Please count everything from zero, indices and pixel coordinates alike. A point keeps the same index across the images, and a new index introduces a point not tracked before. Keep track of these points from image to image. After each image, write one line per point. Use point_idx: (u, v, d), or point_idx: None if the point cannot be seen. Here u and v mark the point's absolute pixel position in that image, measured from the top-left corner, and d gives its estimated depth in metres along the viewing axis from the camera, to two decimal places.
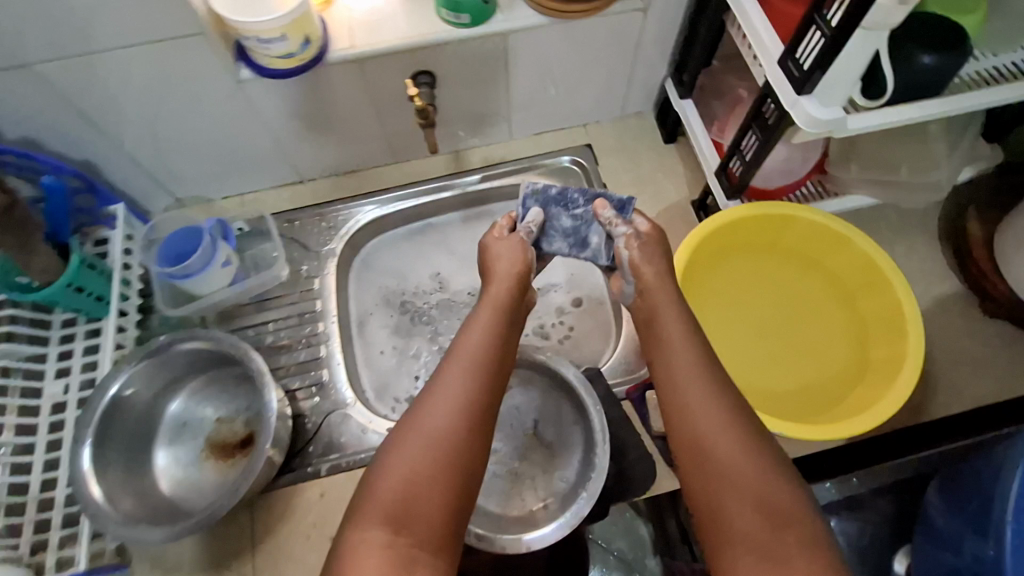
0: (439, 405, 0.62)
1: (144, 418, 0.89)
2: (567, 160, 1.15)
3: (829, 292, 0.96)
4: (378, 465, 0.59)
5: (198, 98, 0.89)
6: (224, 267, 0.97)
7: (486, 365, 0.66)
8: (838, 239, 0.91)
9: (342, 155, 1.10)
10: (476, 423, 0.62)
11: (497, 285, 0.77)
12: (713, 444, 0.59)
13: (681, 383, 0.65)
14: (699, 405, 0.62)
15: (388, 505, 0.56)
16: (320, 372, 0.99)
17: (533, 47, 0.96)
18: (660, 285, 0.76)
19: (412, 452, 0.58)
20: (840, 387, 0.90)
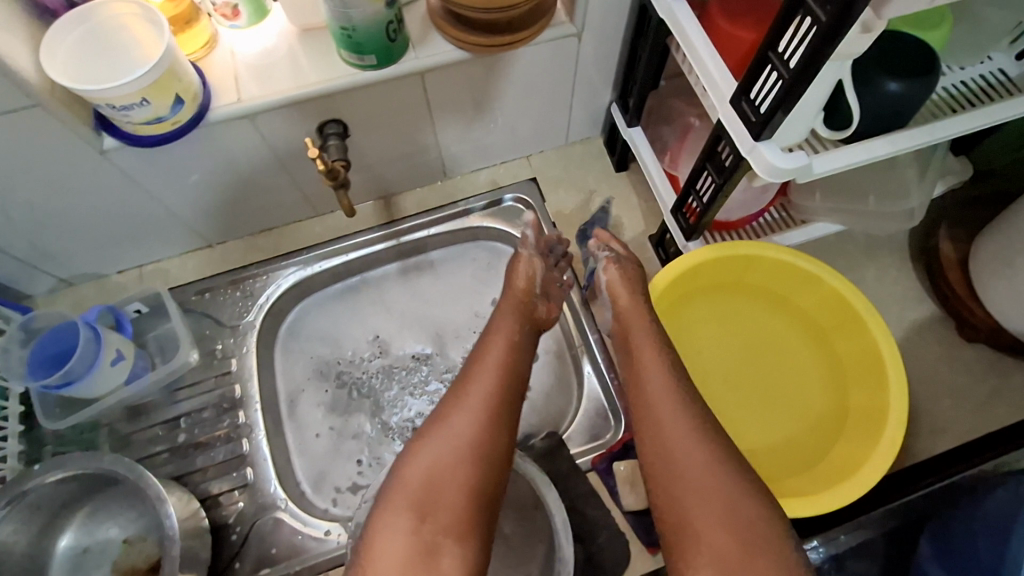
0: (459, 401, 0.65)
1: (27, 560, 0.75)
2: (509, 198, 1.03)
3: (800, 329, 0.88)
4: (401, 457, 0.63)
5: (59, 174, 0.75)
6: (114, 365, 0.83)
7: (504, 368, 0.69)
8: (805, 276, 0.83)
9: (254, 214, 0.97)
10: (496, 420, 0.65)
11: (515, 292, 0.80)
12: (694, 467, 0.59)
13: (659, 410, 0.64)
14: (679, 431, 0.62)
15: (413, 492, 0.60)
16: (245, 471, 0.87)
17: (457, 83, 0.84)
18: (637, 312, 0.76)
19: (434, 444, 0.62)
20: (821, 439, 0.82)
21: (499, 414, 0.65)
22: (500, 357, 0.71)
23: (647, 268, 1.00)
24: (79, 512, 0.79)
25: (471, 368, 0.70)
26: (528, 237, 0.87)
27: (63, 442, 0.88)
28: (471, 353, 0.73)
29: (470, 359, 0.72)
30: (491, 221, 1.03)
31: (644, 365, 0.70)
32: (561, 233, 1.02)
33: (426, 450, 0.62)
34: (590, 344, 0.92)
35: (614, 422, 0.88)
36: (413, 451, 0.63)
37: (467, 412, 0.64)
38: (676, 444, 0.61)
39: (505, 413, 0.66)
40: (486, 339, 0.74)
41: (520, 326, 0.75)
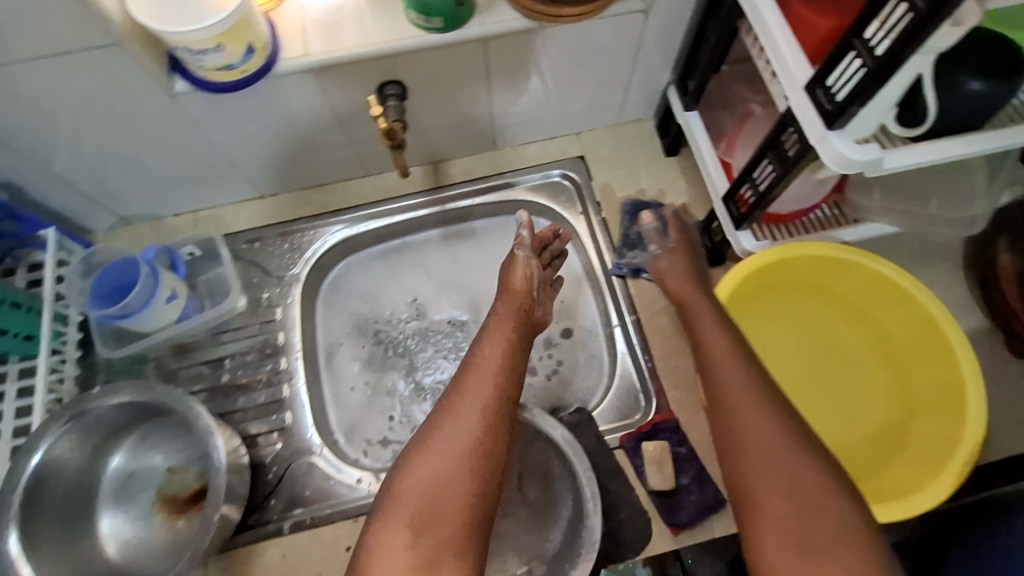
0: (456, 409, 0.66)
1: (80, 476, 0.79)
2: (557, 174, 1.04)
3: (882, 347, 0.86)
4: (400, 468, 0.64)
5: (131, 113, 0.78)
6: (169, 303, 0.86)
7: (501, 370, 0.69)
8: (898, 294, 0.81)
9: (306, 169, 0.99)
10: (496, 425, 0.65)
11: (510, 297, 0.80)
12: (757, 437, 0.63)
13: (728, 387, 0.68)
14: (747, 406, 0.66)
15: (412, 504, 0.61)
16: (283, 415, 0.90)
17: (518, 53, 0.84)
18: (695, 291, 0.83)
19: (431, 455, 0.63)
20: (876, 453, 0.82)
21: (498, 416, 0.66)
22: (496, 361, 0.70)
23: None
24: (130, 437, 0.84)
25: (465, 373, 0.69)
26: (524, 236, 0.86)
27: (114, 371, 0.92)
28: (466, 356, 0.73)
29: (467, 363, 0.72)
30: (536, 195, 1.04)
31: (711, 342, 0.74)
32: (605, 212, 1.02)
33: (425, 460, 0.63)
34: (626, 325, 0.94)
35: (644, 402, 0.90)
36: (409, 465, 0.63)
37: (464, 419, 0.65)
38: (744, 420, 0.65)
39: (506, 416, 0.66)
40: (481, 341, 0.74)
41: (513, 328, 0.75)
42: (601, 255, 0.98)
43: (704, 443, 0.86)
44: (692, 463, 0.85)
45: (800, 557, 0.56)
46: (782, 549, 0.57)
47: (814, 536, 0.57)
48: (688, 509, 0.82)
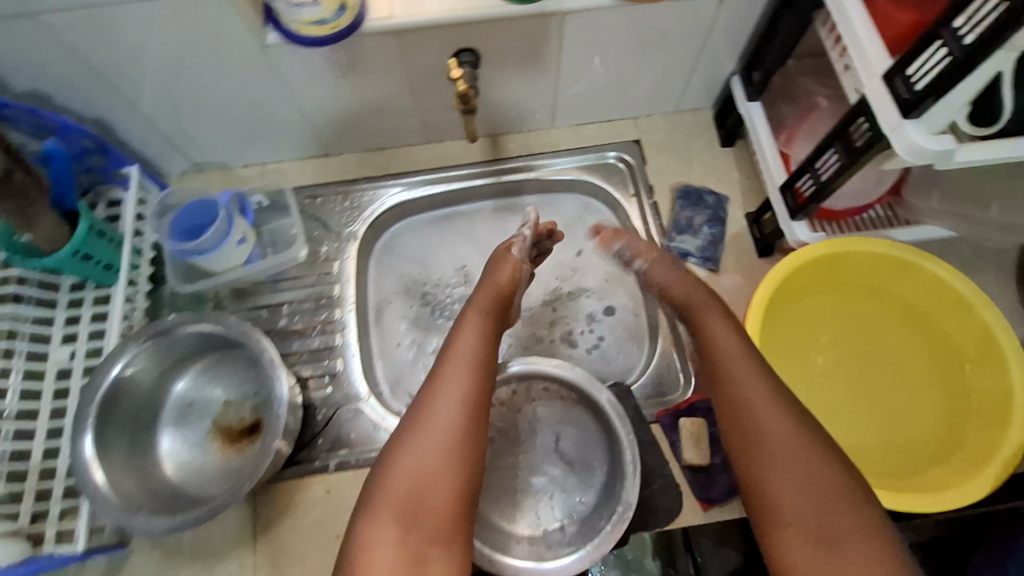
0: (435, 405, 0.68)
1: (148, 398, 0.85)
2: (613, 157, 1.05)
3: (927, 353, 0.85)
4: (384, 465, 0.66)
5: (220, 62, 0.82)
6: (239, 245, 0.91)
7: (477, 367, 0.72)
8: (955, 300, 0.80)
9: (370, 131, 1.02)
10: (476, 420, 0.68)
11: (487, 293, 0.81)
12: (775, 437, 0.64)
13: (739, 383, 0.69)
14: (761, 402, 0.67)
15: (399, 500, 0.63)
16: (334, 362, 0.95)
17: (590, 30, 0.86)
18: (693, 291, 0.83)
19: (417, 451, 0.65)
20: (914, 456, 0.81)
21: (476, 411, 0.69)
22: (470, 357, 0.72)
23: (739, 246, 0.99)
24: (194, 367, 0.89)
25: (440, 370, 0.71)
26: (525, 235, 0.87)
27: (177, 307, 0.98)
28: (440, 353, 0.74)
29: (441, 360, 0.73)
30: (589, 175, 1.05)
31: (714, 336, 0.75)
32: (657, 196, 1.03)
33: (409, 459, 0.65)
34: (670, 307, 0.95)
35: (682, 382, 0.92)
36: (394, 462, 0.65)
37: (444, 416, 0.67)
38: (760, 416, 0.66)
39: (482, 410, 0.70)
40: (454, 338, 0.75)
41: (488, 323, 0.77)
42: (651, 237, 1.00)
43: None
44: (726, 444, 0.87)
45: (820, 553, 0.59)
46: (804, 547, 0.60)
47: (834, 533, 0.59)
48: (718, 488, 0.84)
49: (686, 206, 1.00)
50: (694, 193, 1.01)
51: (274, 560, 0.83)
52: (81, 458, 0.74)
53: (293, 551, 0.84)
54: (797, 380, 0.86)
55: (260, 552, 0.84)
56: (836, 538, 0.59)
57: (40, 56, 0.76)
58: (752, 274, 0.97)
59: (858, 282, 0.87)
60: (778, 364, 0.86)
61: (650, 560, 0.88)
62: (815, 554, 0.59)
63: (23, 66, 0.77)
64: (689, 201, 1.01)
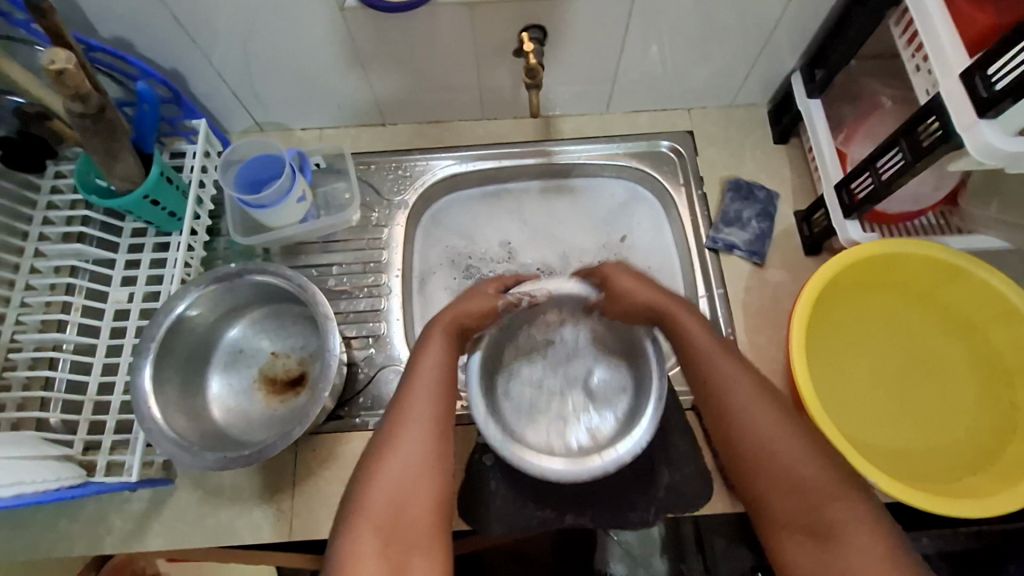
0: (403, 428, 0.70)
1: (202, 342, 0.88)
2: (666, 146, 1.06)
3: (973, 362, 0.84)
4: (359, 483, 0.67)
5: (295, 20, 0.84)
6: (299, 203, 0.94)
7: (444, 387, 0.74)
8: (1009, 312, 0.79)
9: (427, 102, 1.04)
10: (445, 438, 0.71)
11: (451, 312, 0.80)
12: (769, 443, 0.67)
13: (723, 386, 0.71)
14: (748, 410, 0.69)
15: (377, 514, 0.65)
16: (378, 325, 0.97)
17: (658, 15, 0.86)
18: (658, 298, 0.79)
19: (390, 468, 0.68)
20: (952, 463, 0.80)
21: (445, 430, 0.72)
22: (437, 376, 0.75)
23: (786, 243, 0.99)
24: (246, 317, 0.92)
25: (408, 391, 0.74)
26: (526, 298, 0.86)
27: (230, 259, 1.00)
28: (404, 376, 0.76)
29: (406, 382, 0.75)
30: (640, 162, 1.06)
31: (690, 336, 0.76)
32: (706, 188, 1.03)
33: (382, 478, 0.67)
34: (713, 296, 0.96)
35: None
36: (368, 480, 0.67)
37: (415, 435, 0.70)
38: (743, 421, 0.69)
39: (448, 429, 0.73)
40: (417, 362, 0.76)
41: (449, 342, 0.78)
42: (697, 227, 1.00)
43: None
44: None
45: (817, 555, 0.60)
46: (802, 546, 0.62)
47: (828, 527, 0.61)
48: None
49: (736, 200, 1.00)
50: (745, 188, 1.01)
51: (311, 509, 0.86)
52: (140, 391, 0.76)
53: (330, 502, 0.86)
54: (836, 380, 0.86)
55: (298, 499, 0.86)
56: (831, 532, 0.61)
57: (128, 3, 0.79)
58: (798, 271, 0.97)
59: (906, 288, 0.86)
60: (817, 362, 0.86)
61: (659, 557, 0.90)
62: (812, 551, 0.61)
63: (111, 11, 0.80)
64: (739, 195, 1.00)
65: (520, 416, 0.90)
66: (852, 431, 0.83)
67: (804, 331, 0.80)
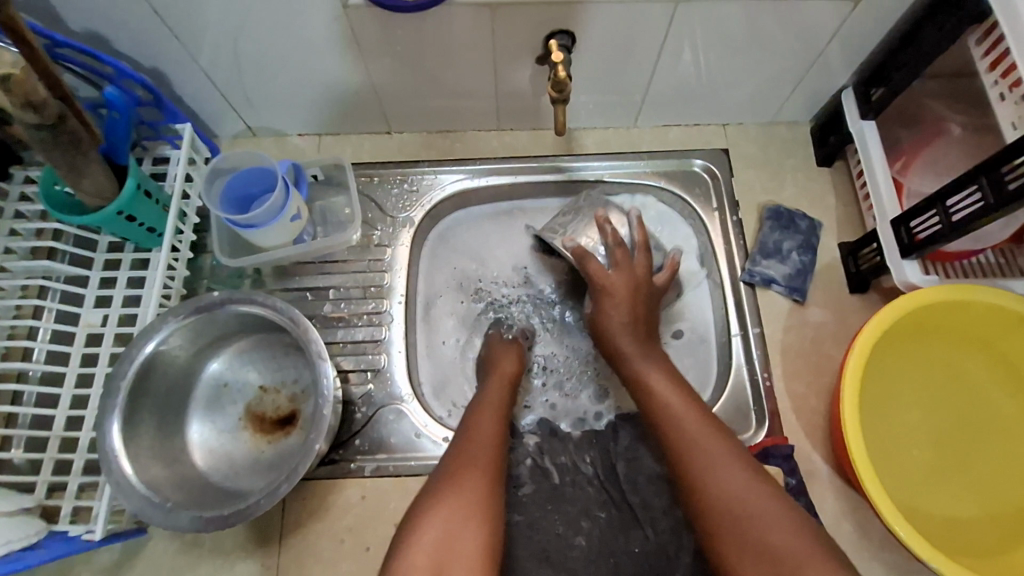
0: (464, 465, 0.65)
1: (180, 377, 0.79)
2: (699, 165, 0.97)
3: None
4: (409, 527, 0.60)
5: (292, 18, 0.74)
6: (292, 221, 0.84)
7: (498, 435, 0.70)
8: None
9: (437, 110, 0.94)
10: (499, 484, 0.65)
11: (500, 375, 0.80)
12: (733, 505, 0.58)
13: (689, 440, 0.64)
14: (705, 466, 0.61)
15: (425, 560, 0.57)
16: (377, 357, 0.88)
17: (702, 25, 0.77)
18: (630, 333, 0.77)
19: (445, 505, 0.61)
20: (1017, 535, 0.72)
21: (496, 475, 0.65)
22: (494, 426, 0.71)
23: (829, 279, 0.90)
24: (230, 347, 0.83)
25: (465, 438, 0.69)
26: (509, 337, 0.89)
27: (216, 280, 0.91)
28: (461, 428, 0.72)
29: (463, 430, 0.71)
30: (669, 183, 0.96)
31: (653, 389, 0.71)
32: (742, 214, 0.94)
33: (433, 519, 0.59)
34: (747, 335, 0.87)
35: (755, 421, 0.84)
36: (417, 520, 0.60)
37: (472, 476, 0.64)
38: (706, 477, 0.61)
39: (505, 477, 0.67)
40: (475, 415, 0.74)
41: (506, 396, 0.78)
42: (732, 257, 0.91)
43: (813, 474, 0.81)
44: (801, 496, 0.78)
45: None
46: None
47: None
48: None
49: (775, 229, 0.91)
50: (786, 216, 0.92)
51: (299, 565, 0.77)
52: (107, 438, 0.67)
53: (321, 557, 0.78)
54: (885, 437, 0.78)
55: (286, 554, 0.78)
56: None
57: None
58: (842, 311, 0.88)
59: (966, 336, 0.77)
60: (866, 418, 0.78)
61: None
62: None
63: (81, 3, 0.70)
64: (778, 224, 0.91)
65: (534, 467, 0.81)
66: (904, 495, 0.75)
67: (857, 391, 0.72)
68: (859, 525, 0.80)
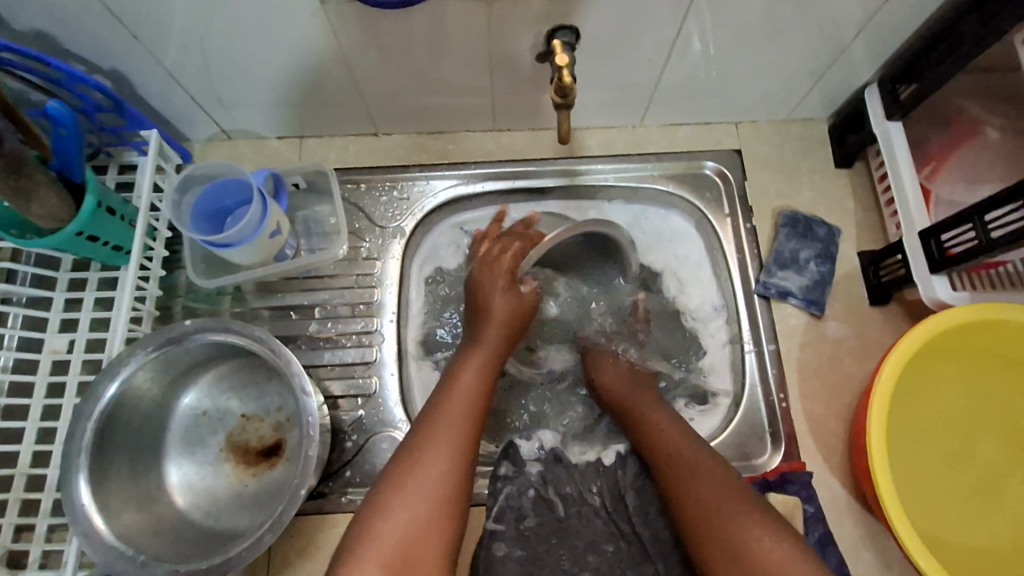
0: (430, 441, 0.61)
1: (154, 409, 0.73)
2: (709, 168, 0.90)
3: None
4: (372, 506, 0.57)
5: (264, 14, 0.66)
6: (271, 237, 0.77)
7: (479, 405, 0.66)
8: None
9: (427, 110, 0.86)
10: (468, 461, 0.61)
11: (495, 322, 0.71)
12: (731, 516, 0.58)
13: (692, 461, 0.64)
14: (709, 479, 0.62)
15: (382, 545, 0.54)
16: (368, 380, 0.82)
17: (718, 21, 0.69)
18: (622, 392, 0.76)
19: (405, 489, 0.57)
20: None
21: (468, 450, 0.62)
22: (472, 395, 0.66)
23: (848, 292, 0.84)
24: (209, 374, 0.77)
25: (440, 405, 0.64)
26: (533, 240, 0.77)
27: (193, 298, 0.85)
28: (437, 389, 0.67)
29: (437, 396, 0.66)
30: (678, 187, 0.90)
31: (654, 423, 0.71)
32: (755, 221, 0.88)
33: (393, 505, 0.56)
34: (761, 352, 0.82)
35: (769, 445, 0.80)
36: (379, 505, 0.57)
37: (441, 454, 0.60)
38: (707, 488, 0.61)
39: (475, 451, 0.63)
40: (453, 376, 0.68)
41: (496, 350, 0.70)
42: (746, 268, 0.86)
43: (830, 500, 0.77)
44: (820, 524, 0.74)
45: None
46: None
47: None
48: None
49: (790, 237, 0.85)
50: (801, 222, 0.86)
51: None
52: (73, 486, 0.62)
53: None
54: (907, 463, 0.73)
55: None
56: None
57: None
58: (862, 325, 0.83)
59: (996, 356, 0.72)
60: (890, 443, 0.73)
61: None
62: None
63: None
64: (794, 232, 0.86)
65: (537, 499, 0.77)
66: (927, 523, 0.71)
67: (884, 416, 0.67)
68: (878, 553, 0.76)
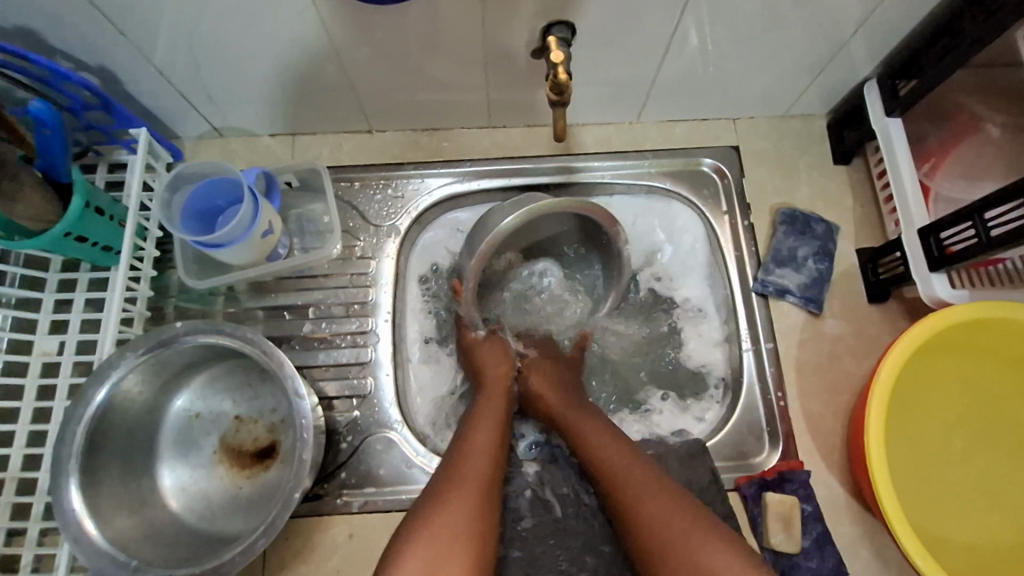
0: (453, 484, 0.59)
1: (145, 412, 0.72)
2: (707, 164, 0.89)
3: None
4: (396, 549, 0.54)
5: (254, 10, 0.65)
6: (263, 237, 0.76)
7: (498, 449, 0.65)
8: None
9: (421, 106, 0.85)
10: (490, 503, 0.59)
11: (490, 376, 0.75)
12: (678, 529, 0.56)
13: (626, 474, 0.62)
14: (653, 492, 0.60)
15: None
16: (363, 381, 0.81)
17: (715, 16, 0.68)
18: (560, 402, 0.73)
19: (429, 531, 0.54)
20: None
21: (490, 494, 0.60)
22: (491, 441, 0.65)
23: (847, 289, 0.84)
24: (202, 376, 0.77)
25: (460, 450, 0.64)
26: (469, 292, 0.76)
27: (186, 298, 0.84)
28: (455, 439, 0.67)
29: (456, 444, 0.66)
30: (676, 184, 0.89)
31: (587, 436, 0.68)
32: (753, 218, 0.87)
33: (417, 550, 0.53)
34: (759, 351, 0.82)
35: (767, 444, 0.80)
36: (402, 549, 0.53)
37: (465, 493, 0.58)
38: (651, 500, 0.59)
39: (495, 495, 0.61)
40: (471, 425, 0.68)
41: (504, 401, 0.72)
42: (744, 266, 0.85)
43: (828, 499, 0.77)
44: (818, 523, 0.74)
45: None
46: None
47: None
48: None
49: (788, 234, 0.85)
50: (800, 219, 0.85)
51: None
52: (63, 491, 0.62)
53: None
54: (903, 461, 0.73)
55: None
56: None
57: None
58: (860, 323, 0.82)
59: (994, 354, 0.71)
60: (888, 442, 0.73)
61: None
62: None
63: None
64: (792, 229, 0.85)
65: (534, 500, 0.76)
66: (925, 522, 0.71)
67: (883, 416, 0.67)
68: (875, 551, 0.76)
